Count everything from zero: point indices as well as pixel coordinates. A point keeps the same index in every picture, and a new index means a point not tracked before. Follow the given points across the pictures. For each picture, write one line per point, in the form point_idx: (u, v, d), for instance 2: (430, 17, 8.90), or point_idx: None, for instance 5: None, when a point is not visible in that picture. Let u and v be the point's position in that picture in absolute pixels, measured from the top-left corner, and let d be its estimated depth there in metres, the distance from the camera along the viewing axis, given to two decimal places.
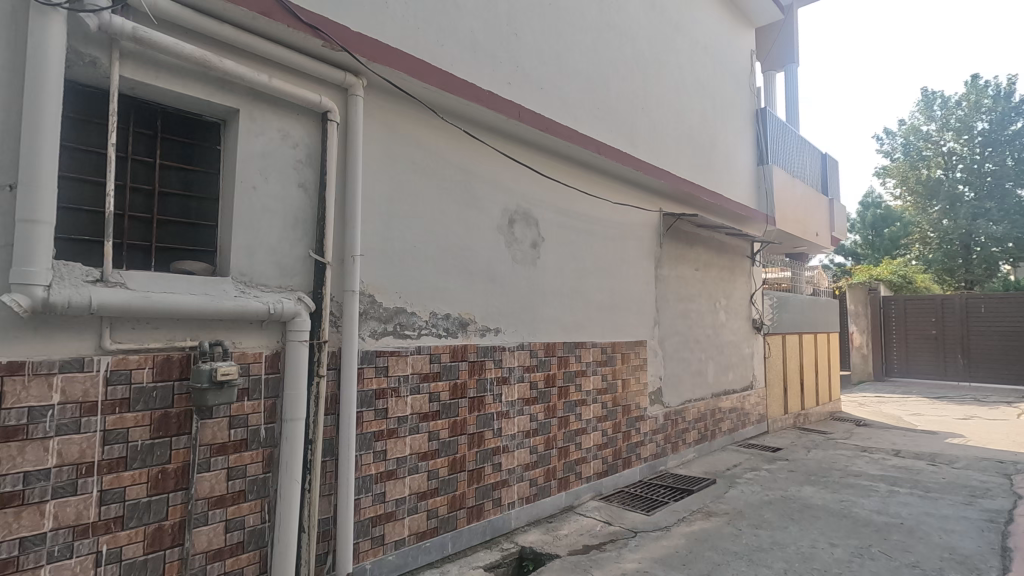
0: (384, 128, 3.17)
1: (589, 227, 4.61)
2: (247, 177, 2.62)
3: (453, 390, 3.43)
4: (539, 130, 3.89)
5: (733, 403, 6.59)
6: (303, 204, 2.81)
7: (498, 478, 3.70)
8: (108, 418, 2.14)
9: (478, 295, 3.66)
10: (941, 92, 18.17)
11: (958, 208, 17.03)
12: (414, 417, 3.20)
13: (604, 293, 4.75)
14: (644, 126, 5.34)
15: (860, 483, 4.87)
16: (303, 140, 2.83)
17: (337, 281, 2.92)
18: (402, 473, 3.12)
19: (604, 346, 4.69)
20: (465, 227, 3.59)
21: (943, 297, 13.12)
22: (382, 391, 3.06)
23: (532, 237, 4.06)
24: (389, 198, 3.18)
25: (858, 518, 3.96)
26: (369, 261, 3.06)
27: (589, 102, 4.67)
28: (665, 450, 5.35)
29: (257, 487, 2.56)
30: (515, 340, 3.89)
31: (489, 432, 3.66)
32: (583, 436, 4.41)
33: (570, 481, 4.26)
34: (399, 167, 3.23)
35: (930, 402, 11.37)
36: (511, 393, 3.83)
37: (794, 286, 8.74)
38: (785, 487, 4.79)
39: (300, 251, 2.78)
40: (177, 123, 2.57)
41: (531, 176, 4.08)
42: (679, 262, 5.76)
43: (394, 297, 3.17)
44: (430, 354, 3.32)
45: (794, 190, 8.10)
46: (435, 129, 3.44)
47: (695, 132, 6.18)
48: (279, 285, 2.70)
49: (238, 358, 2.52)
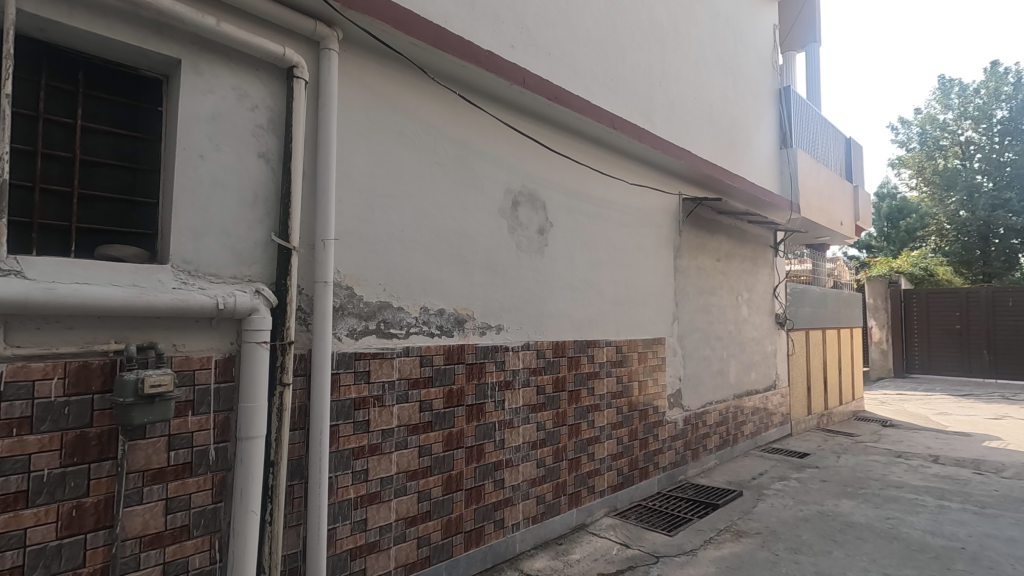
0: (365, 91, 2.69)
1: (602, 211, 4.12)
2: (191, 143, 2.13)
3: (448, 397, 2.97)
4: (547, 100, 3.41)
5: (757, 404, 6.11)
6: (263, 177, 2.33)
7: (501, 497, 3.24)
8: (2, 443, 1.69)
9: (477, 287, 3.19)
10: (959, 79, 17.55)
11: (976, 198, 16.43)
12: (401, 430, 2.74)
13: (618, 286, 4.27)
14: (661, 101, 4.84)
15: (903, 496, 4.37)
16: (264, 100, 2.34)
17: (307, 270, 2.45)
18: (387, 496, 2.67)
19: (619, 344, 4.21)
20: (462, 210, 3.12)
21: (967, 291, 12.54)
22: (363, 401, 2.60)
23: (538, 222, 3.59)
24: (371, 174, 2.70)
25: (911, 541, 3.47)
26: (346, 247, 2.58)
27: (601, 72, 4.17)
28: (685, 458, 4.88)
29: (204, 520, 2.10)
30: (519, 339, 3.42)
31: (490, 445, 3.19)
32: (596, 445, 3.94)
33: (580, 497, 3.79)
34: (383, 136, 2.76)
35: (956, 400, 10.81)
36: (515, 399, 3.36)
37: (815, 278, 8.23)
38: (820, 501, 4.30)
39: (259, 235, 2.31)
40: (106, 78, 2.12)
41: (537, 152, 3.59)
42: (698, 252, 5.26)
43: (376, 288, 2.70)
44: (420, 356, 2.85)
45: (818, 176, 7.58)
46: (427, 94, 2.96)
47: (716, 110, 5.67)
48: (233, 275, 2.22)
49: (180, 364, 2.05)
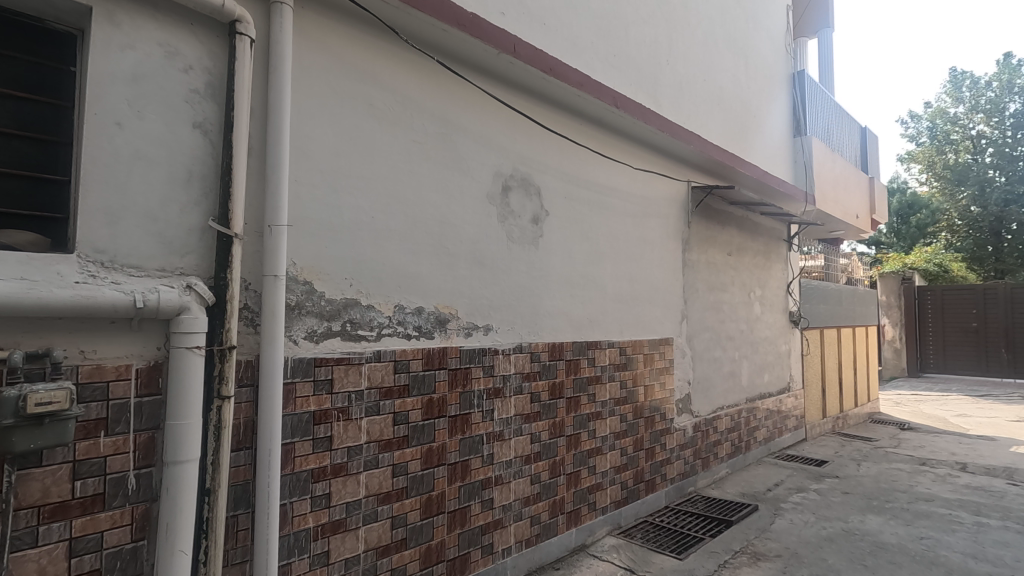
0: (327, 55, 2.32)
1: (604, 199, 3.75)
2: (105, 108, 1.77)
3: (428, 408, 2.61)
4: (543, 73, 3.04)
5: (770, 408, 5.72)
6: (199, 152, 1.96)
7: (490, 519, 2.88)
8: None
9: (462, 283, 2.83)
10: (971, 72, 17.12)
11: (987, 194, 15.93)
12: (371, 447, 2.37)
13: (623, 282, 3.90)
14: (667, 82, 4.46)
15: (935, 511, 3.99)
16: (201, 61, 1.98)
17: (255, 263, 2.09)
18: (354, 524, 2.30)
19: (623, 346, 3.84)
20: (444, 195, 2.76)
21: (984, 288, 12.12)
22: (324, 415, 2.23)
23: (532, 210, 3.22)
24: (335, 152, 2.34)
25: (951, 569, 3.11)
26: (302, 236, 2.22)
27: (603, 47, 3.80)
28: (695, 468, 4.51)
29: (121, 563, 1.74)
30: (511, 341, 3.05)
31: (477, 461, 2.83)
32: (598, 457, 3.57)
33: (580, 515, 3.42)
34: (350, 107, 2.39)
35: (974, 401, 10.39)
36: (506, 408, 3.00)
37: (830, 274, 7.84)
38: (844, 517, 3.92)
39: (194, 220, 1.94)
40: (4, 31, 1.77)
41: (530, 131, 3.22)
42: (708, 245, 4.88)
43: (340, 283, 2.33)
44: (394, 361, 2.49)
45: (833, 166, 7.17)
46: (401, 61, 2.59)
47: (726, 93, 5.29)
48: (161, 268, 1.86)
49: (89, 375, 1.69)
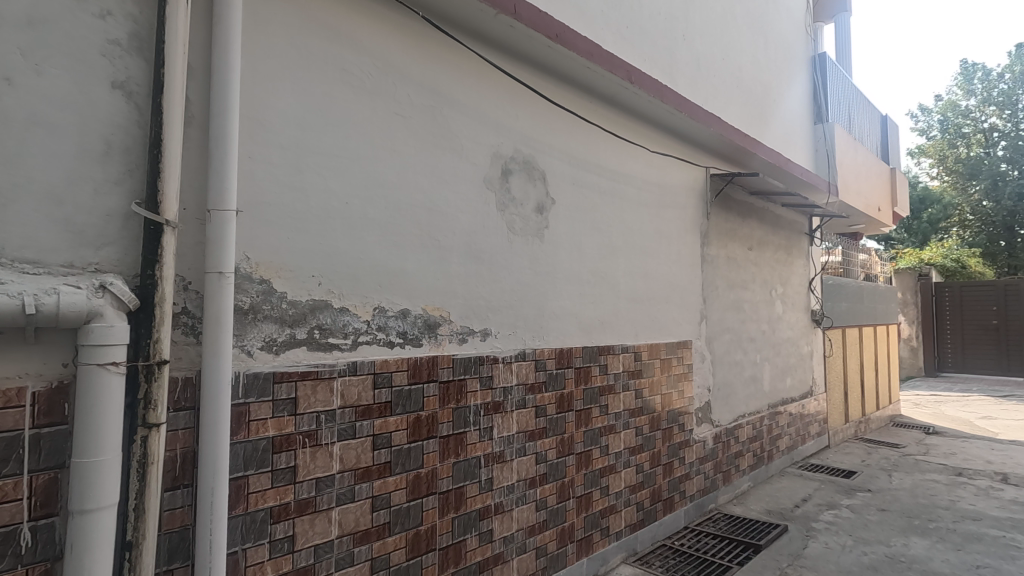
0: (289, 7, 1.93)
1: (617, 186, 3.36)
2: None
3: (415, 429, 2.22)
4: (548, 40, 2.64)
5: (793, 414, 5.32)
6: (121, 118, 1.58)
7: (489, 554, 2.49)
8: None
9: (455, 280, 2.44)
10: (983, 63, 16.66)
11: (1000, 187, 15.44)
12: (345, 478, 1.99)
13: (638, 279, 3.50)
14: (682, 57, 4.05)
15: (986, 533, 3.59)
16: (122, 5, 1.59)
17: (196, 258, 1.70)
18: (325, 571, 1.92)
19: (637, 351, 3.44)
20: (433, 178, 2.36)
21: (1004, 284, 11.67)
22: (286, 441, 1.84)
23: (536, 197, 2.82)
24: (299, 123, 1.95)
25: None
26: (256, 224, 1.83)
27: (613, 15, 3.40)
28: (715, 483, 4.11)
29: None
30: (512, 347, 2.66)
31: (473, 488, 2.44)
32: (611, 476, 3.18)
33: (592, 543, 3.03)
34: (319, 72, 2.00)
35: (997, 401, 9.96)
36: (507, 425, 2.60)
37: (850, 271, 7.42)
38: (885, 540, 3.53)
39: (115, 203, 1.55)
40: None
41: (533, 107, 2.83)
42: (728, 239, 4.47)
43: (307, 282, 1.94)
44: (373, 374, 2.10)
45: (855, 155, 6.75)
46: (381, 20, 2.20)
47: (744, 73, 4.87)
48: (67, 263, 1.47)
49: None
